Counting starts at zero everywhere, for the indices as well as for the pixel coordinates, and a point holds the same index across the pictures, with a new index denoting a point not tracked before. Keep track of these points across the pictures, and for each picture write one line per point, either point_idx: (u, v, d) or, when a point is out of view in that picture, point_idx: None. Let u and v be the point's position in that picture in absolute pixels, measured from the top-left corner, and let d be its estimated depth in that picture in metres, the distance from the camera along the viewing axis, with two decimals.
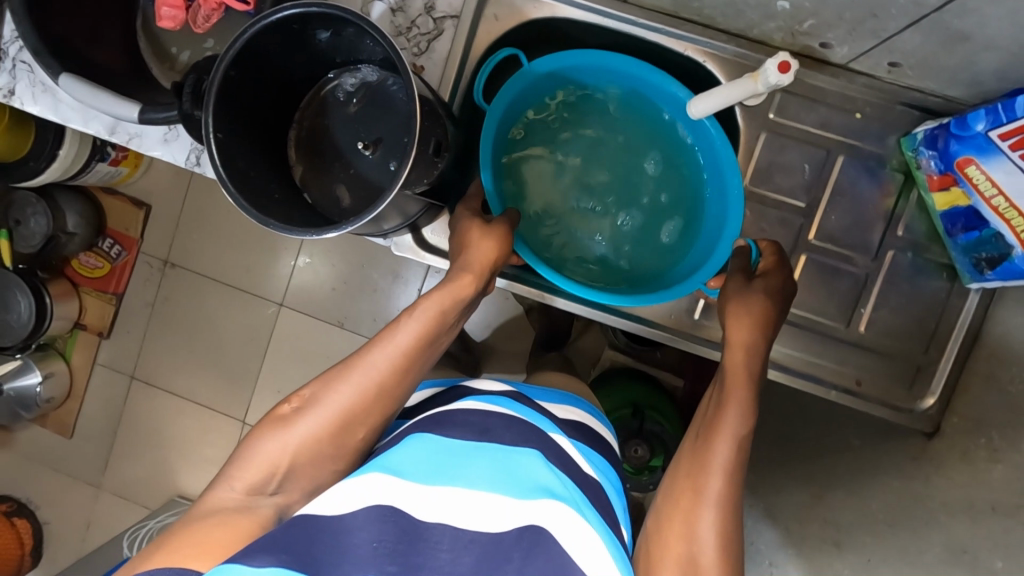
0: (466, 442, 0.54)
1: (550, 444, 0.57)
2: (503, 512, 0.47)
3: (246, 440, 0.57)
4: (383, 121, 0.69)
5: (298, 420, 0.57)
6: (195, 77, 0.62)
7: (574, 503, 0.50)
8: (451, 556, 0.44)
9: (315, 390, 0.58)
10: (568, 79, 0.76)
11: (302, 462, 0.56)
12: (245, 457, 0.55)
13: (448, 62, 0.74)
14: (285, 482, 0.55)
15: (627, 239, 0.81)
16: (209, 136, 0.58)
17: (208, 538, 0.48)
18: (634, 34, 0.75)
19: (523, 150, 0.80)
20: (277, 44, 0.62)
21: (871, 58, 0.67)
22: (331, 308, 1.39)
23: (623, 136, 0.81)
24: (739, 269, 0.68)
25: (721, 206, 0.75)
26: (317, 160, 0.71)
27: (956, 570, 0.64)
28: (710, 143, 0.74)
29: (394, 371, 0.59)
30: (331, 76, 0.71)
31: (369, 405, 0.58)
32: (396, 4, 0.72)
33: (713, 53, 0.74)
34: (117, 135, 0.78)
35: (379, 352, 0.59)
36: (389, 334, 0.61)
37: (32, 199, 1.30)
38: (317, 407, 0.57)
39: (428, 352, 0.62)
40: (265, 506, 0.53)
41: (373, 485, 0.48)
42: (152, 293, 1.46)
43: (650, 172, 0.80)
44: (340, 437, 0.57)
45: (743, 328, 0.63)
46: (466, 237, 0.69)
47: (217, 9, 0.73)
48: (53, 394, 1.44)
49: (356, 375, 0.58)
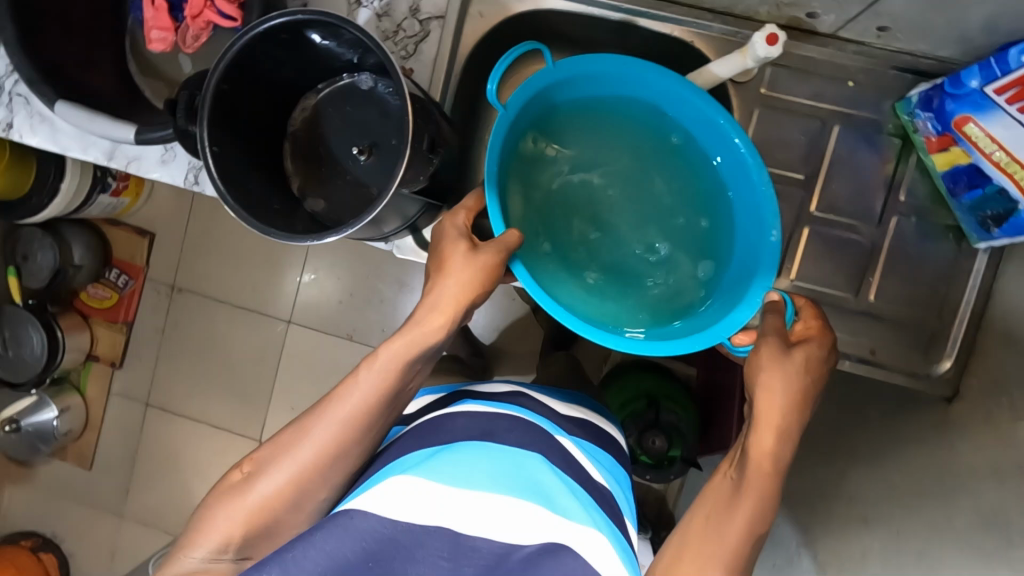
0: (469, 444, 0.56)
1: (555, 446, 0.60)
2: (510, 514, 0.49)
3: (209, 499, 0.57)
4: (376, 126, 0.70)
5: (251, 485, 0.56)
6: (188, 92, 0.60)
7: (585, 508, 0.53)
8: (452, 564, 0.46)
9: (271, 452, 0.57)
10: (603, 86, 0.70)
11: (264, 522, 0.55)
12: (207, 521, 0.55)
13: (436, 62, 0.74)
14: (246, 547, 0.55)
15: (651, 275, 0.74)
16: (206, 152, 0.58)
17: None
18: (618, 20, 0.75)
19: (543, 166, 0.74)
20: (267, 57, 0.62)
21: (860, 23, 0.67)
22: (340, 321, 1.40)
23: (651, 165, 0.75)
24: (775, 330, 0.59)
25: (750, 245, 0.69)
26: (314, 169, 0.71)
27: (989, 537, 0.62)
28: (740, 164, 0.68)
29: (377, 403, 0.57)
30: (319, 87, 0.71)
31: (365, 428, 0.57)
32: (381, 9, 0.73)
33: (699, 32, 0.73)
34: (115, 159, 0.79)
35: (338, 407, 0.57)
36: (352, 384, 0.58)
37: (38, 234, 1.33)
38: (269, 472, 0.56)
39: (390, 404, 0.58)
40: (227, 567, 0.54)
41: (376, 495, 0.50)
42: (162, 319, 1.47)
43: (675, 203, 0.75)
44: (299, 496, 0.56)
45: (773, 409, 0.56)
46: (446, 262, 0.62)
47: (205, 28, 0.73)
48: (70, 426, 1.45)
49: (321, 429, 0.56)
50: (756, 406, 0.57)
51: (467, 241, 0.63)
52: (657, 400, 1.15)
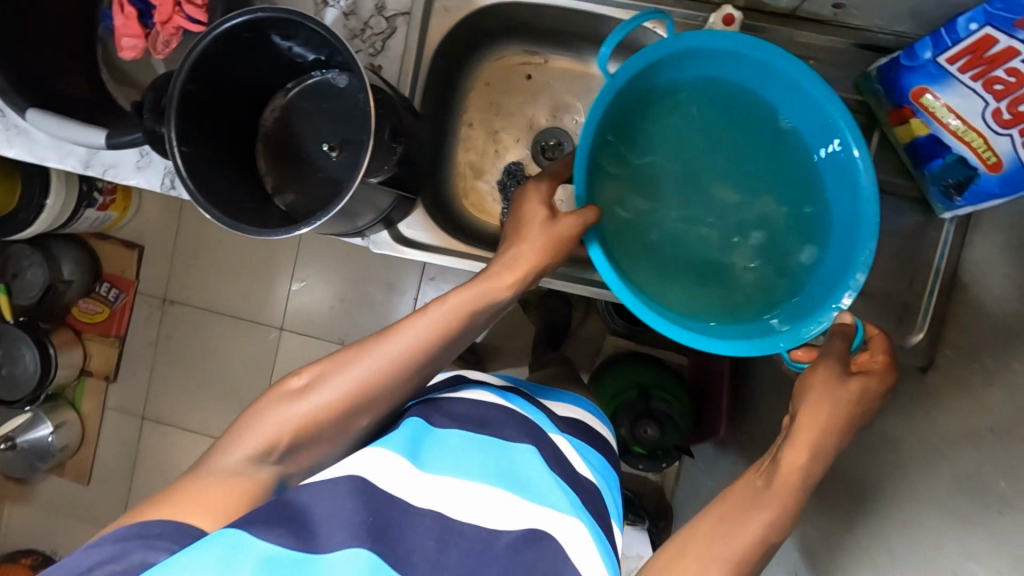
0: (463, 434, 0.58)
1: (549, 443, 0.61)
2: (502, 506, 0.51)
3: (252, 406, 0.57)
4: (345, 123, 0.71)
5: (304, 397, 0.55)
6: (155, 93, 0.61)
7: (573, 504, 0.55)
8: (438, 543, 0.47)
9: (325, 367, 0.57)
10: (719, 60, 0.67)
11: (308, 435, 0.56)
12: (247, 427, 0.55)
13: (404, 58, 0.75)
14: (289, 455, 0.56)
15: (733, 262, 0.73)
16: (174, 150, 0.59)
17: (208, 501, 0.51)
18: (581, 9, 0.76)
19: (639, 138, 0.72)
20: (233, 57, 0.64)
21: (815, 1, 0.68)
22: (332, 326, 1.41)
23: (750, 151, 0.72)
24: (837, 355, 0.59)
25: (845, 245, 0.66)
26: (286, 168, 0.72)
27: (967, 501, 0.63)
28: (845, 166, 0.66)
29: (438, 339, 0.58)
30: (289, 87, 0.72)
31: (422, 362, 0.58)
32: (347, 9, 0.75)
33: (660, 18, 0.74)
34: (92, 167, 0.80)
35: (398, 336, 0.57)
36: (416, 317, 0.58)
37: (27, 250, 1.34)
38: (324, 386, 0.56)
39: (450, 344, 0.59)
40: (269, 471, 0.55)
41: (370, 459, 0.51)
42: (155, 332, 1.48)
43: (770, 190, 0.72)
44: (350, 414, 0.56)
45: (814, 431, 0.56)
46: (523, 223, 0.64)
47: (175, 34, 0.74)
48: (66, 442, 1.45)
49: (378, 358, 0.56)
50: (798, 422, 0.57)
51: (549, 208, 0.65)
52: (648, 390, 1.14)
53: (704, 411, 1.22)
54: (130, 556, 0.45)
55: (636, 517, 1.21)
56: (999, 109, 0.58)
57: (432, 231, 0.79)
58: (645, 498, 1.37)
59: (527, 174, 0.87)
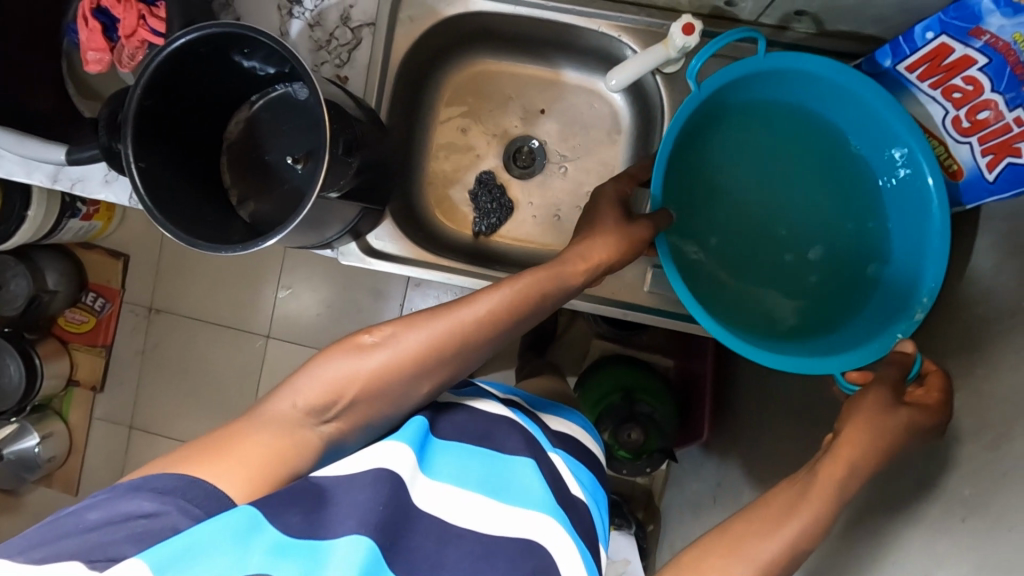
0: (464, 445, 0.59)
1: (545, 458, 0.61)
2: (502, 515, 0.52)
3: (316, 356, 0.55)
4: (309, 135, 0.71)
5: (373, 352, 0.54)
6: (110, 109, 0.61)
7: (567, 520, 0.55)
8: (438, 546, 0.48)
9: (401, 325, 0.56)
10: (797, 76, 0.64)
11: (363, 397, 0.54)
12: (298, 378, 0.53)
13: (370, 69, 0.75)
14: (342, 413, 0.54)
15: (795, 277, 0.69)
16: (131, 167, 0.59)
17: (247, 459, 0.48)
18: (548, 18, 0.76)
19: (708, 146, 0.68)
20: (192, 72, 0.63)
21: (778, 8, 0.66)
22: (317, 335, 1.40)
23: (818, 163, 0.69)
24: (891, 381, 0.58)
25: (911, 268, 0.63)
26: (251, 180, 0.73)
27: None
28: (917, 196, 0.62)
29: (504, 319, 0.58)
30: (254, 99, 0.73)
31: (485, 340, 0.58)
32: (312, 20, 0.74)
33: (625, 26, 0.73)
34: (60, 182, 0.80)
35: (474, 310, 0.57)
36: (486, 293, 0.58)
37: (9, 262, 1.33)
38: (395, 345, 0.55)
39: (520, 321, 0.60)
40: (310, 433, 0.52)
41: (384, 450, 0.51)
42: (141, 341, 1.48)
43: (836, 205, 0.69)
44: (409, 379, 0.56)
45: (853, 448, 0.55)
46: (596, 223, 0.66)
47: (140, 46, 0.75)
48: (54, 453, 1.45)
49: (450, 330, 0.56)
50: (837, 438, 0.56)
51: (618, 209, 0.67)
52: (632, 394, 1.14)
53: (690, 412, 1.21)
54: (164, 515, 0.43)
55: (622, 522, 1.20)
56: (959, 116, 0.58)
57: (401, 241, 0.79)
58: (633, 502, 1.36)
59: (499, 183, 0.87)
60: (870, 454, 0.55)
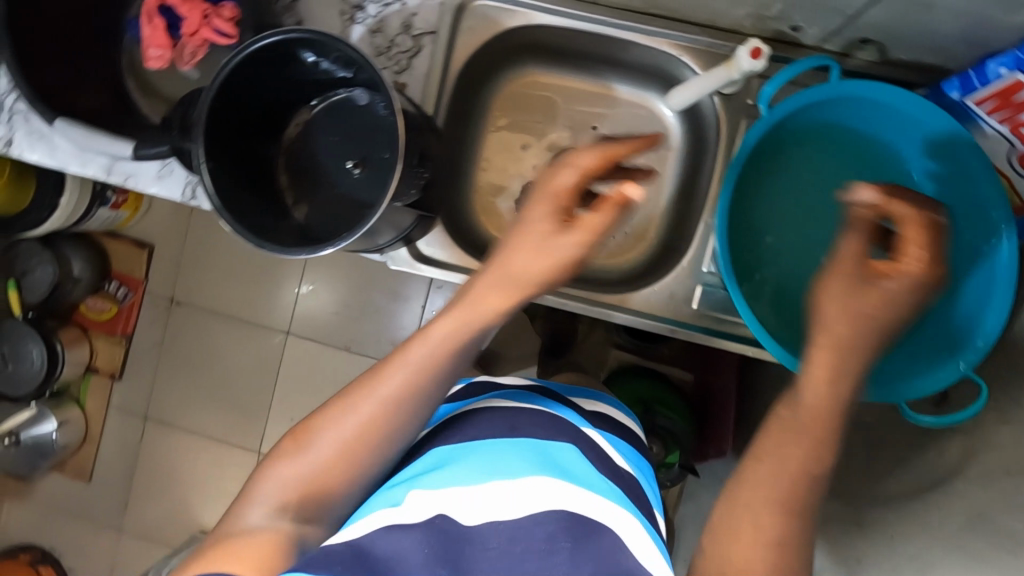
0: (492, 440, 0.57)
1: (582, 436, 0.60)
2: (549, 497, 0.51)
3: (265, 462, 0.57)
4: (369, 140, 0.71)
5: (308, 448, 0.55)
6: (182, 110, 0.62)
7: (618, 496, 0.54)
8: (501, 548, 0.49)
9: (323, 417, 0.56)
10: (863, 105, 0.64)
11: (318, 484, 0.55)
12: (258, 487, 0.55)
13: (430, 77, 0.76)
14: (309, 504, 0.55)
15: None
16: (201, 167, 0.59)
17: (244, 560, 0.50)
18: (608, 33, 0.76)
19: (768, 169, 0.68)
20: (261, 73, 0.64)
21: (843, 36, 0.67)
22: (336, 334, 1.41)
23: (877, 192, 0.68)
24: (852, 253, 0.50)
25: (976, 300, 0.62)
26: (307, 184, 0.73)
27: (978, 537, 0.63)
28: (983, 228, 0.62)
29: (423, 378, 0.55)
30: (314, 103, 0.73)
31: (411, 399, 0.55)
32: (374, 26, 0.75)
33: (685, 46, 0.74)
34: (114, 175, 0.81)
35: (387, 379, 0.56)
36: (398, 358, 0.56)
37: (36, 249, 1.35)
38: (322, 435, 0.55)
39: (441, 376, 0.56)
40: (288, 528, 0.54)
41: (415, 499, 0.52)
42: (160, 332, 1.49)
43: None
44: (352, 460, 0.55)
45: (839, 322, 0.48)
46: (552, 190, 0.54)
47: (202, 45, 0.75)
48: (69, 440, 1.44)
49: (366, 407, 0.55)
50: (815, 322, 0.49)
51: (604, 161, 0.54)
52: (651, 406, 1.14)
53: (705, 428, 1.18)
54: None
55: None
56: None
57: (450, 249, 0.79)
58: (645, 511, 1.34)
59: None
60: (857, 352, 0.48)
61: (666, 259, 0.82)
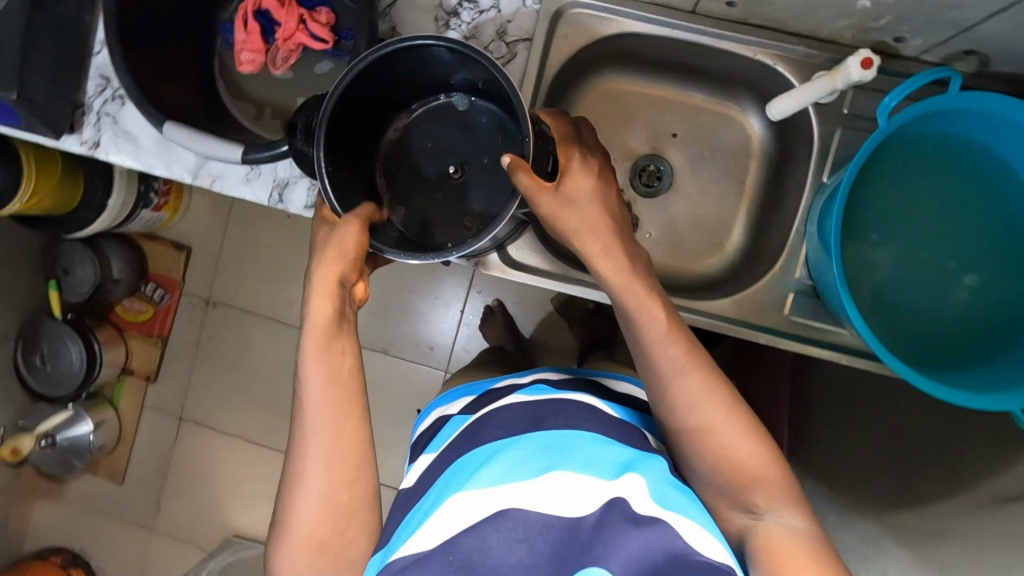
0: (514, 437, 0.55)
1: (604, 418, 0.59)
2: (577, 491, 0.49)
3: (270, 548, 0.56)
4: (469, 145, 0.72)
5: (295, 516, 0.55)
6: (306, 114, 0.62)
7: (652, 476, 0.52)
8: (527, 543, 0.47)
9: (291, 484, 0.56)
10: (964, 117, 0.65)
11: (326, 534, 0.55)
12: (277, 563, 0.55)
13: (523, 84, 0.76)
14: (338, 550, 0.55)
15: (927, 308, 0.71)
16: (324, 171, 0.60)
17: None
18: (701, 42, 0.77)
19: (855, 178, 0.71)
20: (377, 77, 0.64)
21: (948, 47, 0.67)
22: (373, 335, 1.36)
23: (962, 201, 0.71)
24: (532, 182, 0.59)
25: None
26: (404, 187, 0.73)
27: None
28: None
29: (334, 390, 0.57)
30: (413, 107, 0.73)
31: (339, 408, 0.57)
32: (468, 32, 0.75)
33: (780, 55, 0.74)
34: (200, 178, 0.80)
35: (305, 409, 0.56)
36: (302, 387, 0.57)
37: (78, 248, 1.34)
38: (300, 496, 0.55)
39: (339, 382, 0.57)
40: None
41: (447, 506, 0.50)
42: (196, 332, 1.47)
43: (981, 241, 0.70)
44: (334, 497, 0.55)
45: (578, 218, 0.59)
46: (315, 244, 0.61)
47: (295, 50, 0.75)
48: (104, 441, 1.44)
49: (313, 445, 0.55)
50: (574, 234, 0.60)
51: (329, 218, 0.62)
52: None
53: None
54: None
55: None
56: None
57: (538, 253, 0.80)
58: None
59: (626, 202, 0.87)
60: (609, 227, 0.60)
61: (748, 268, 0.82)
